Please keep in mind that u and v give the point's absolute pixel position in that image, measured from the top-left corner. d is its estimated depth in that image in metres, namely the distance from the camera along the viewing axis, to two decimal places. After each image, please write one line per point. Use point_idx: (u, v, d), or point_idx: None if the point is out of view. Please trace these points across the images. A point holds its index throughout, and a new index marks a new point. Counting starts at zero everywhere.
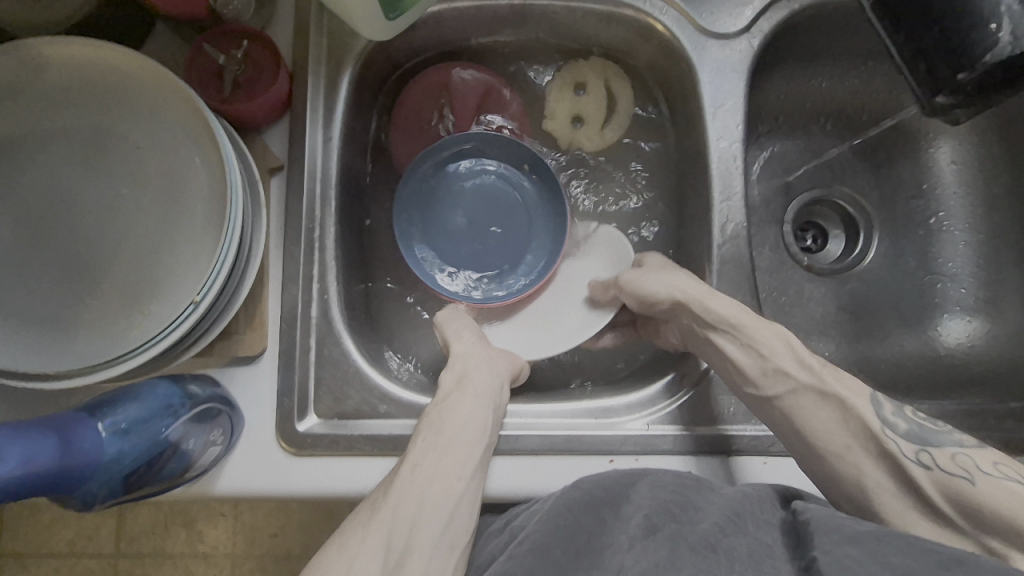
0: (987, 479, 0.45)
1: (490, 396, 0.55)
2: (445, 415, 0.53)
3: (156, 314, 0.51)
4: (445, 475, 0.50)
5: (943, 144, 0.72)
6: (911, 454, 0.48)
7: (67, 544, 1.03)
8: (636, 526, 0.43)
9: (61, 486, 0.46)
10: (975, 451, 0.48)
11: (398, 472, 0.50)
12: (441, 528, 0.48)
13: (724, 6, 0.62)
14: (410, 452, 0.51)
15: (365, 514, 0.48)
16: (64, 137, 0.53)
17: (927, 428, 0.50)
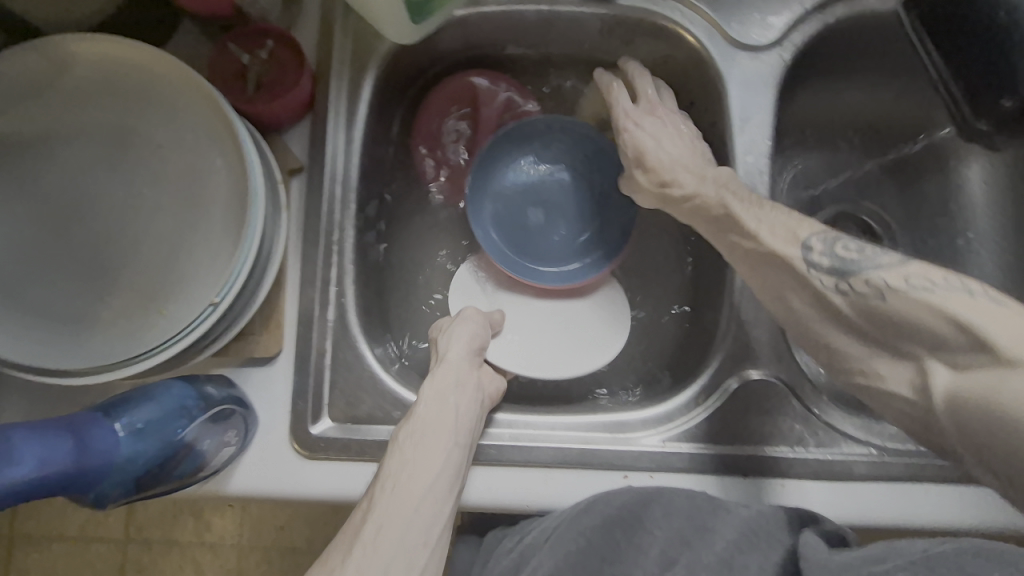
0: (896, 295, 0.45)
1: (467, 431, 0.53)
2: (423, 437, 0.51)
3: (174, 314, 0.51)
4: (415, 528, 0.48)
5: (975, 163, 0.70)
6: (842, 279, 0.47)
7: (77, 528, 1.04)
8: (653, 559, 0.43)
9: (76, 483, 0.49)
10: (891, 270, 0.46)
11: (364, 524, 0.47)
12: (412, 559, 0.47)
13: (756, 16, 0.61)
14: (375, 502, 0.48)
15: (343, 545, 0.47)
16: (88, 134, 0.53)
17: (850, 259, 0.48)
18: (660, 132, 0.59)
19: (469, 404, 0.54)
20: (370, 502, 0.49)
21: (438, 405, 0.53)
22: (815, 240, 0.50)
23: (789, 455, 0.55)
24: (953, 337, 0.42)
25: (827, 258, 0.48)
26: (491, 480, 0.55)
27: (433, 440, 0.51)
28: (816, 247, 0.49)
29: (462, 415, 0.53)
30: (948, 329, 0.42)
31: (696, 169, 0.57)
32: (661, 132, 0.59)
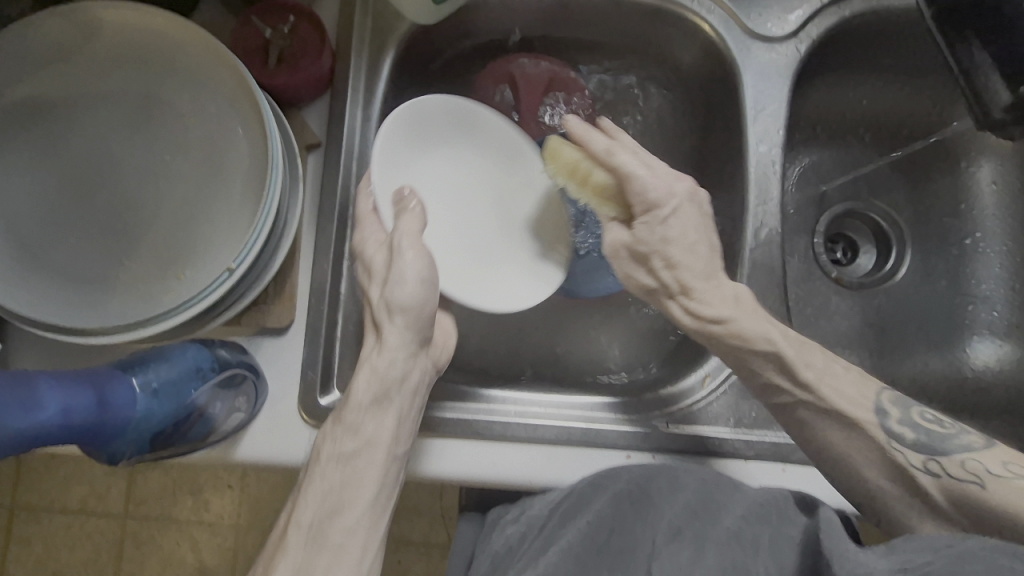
0: (998, 481, 0.46)
1: (404, 438, 0.52)
2: (363, 426, 0.50)
3: (191, 279, 0.52)
4: (341, 562, 0.48)
5: (985, 164, 0.70)
6: (926, 470, 0.49)
7: (79, 501, 1.05)
8: (660, 531, 0.43)
9: (95, 435, 0.51)
10: (986, 453, 0.48)
11: (282, 563, 0.47)
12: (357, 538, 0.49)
13: (773, 8, 0.62)
14: (291, 540, 0.48)
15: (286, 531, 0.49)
16: (113, 101, 0.54)
17: (935, 433, 0.50)
18: (682, 215, 0.53)
19: (403, 412, 0.52)
20: (288, 539, 0.48)
21: (370, 426, 0.50)
22: (887, 403, 0.52)
23: (789, 441, 0.56)
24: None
25: (907, 429, 0.50)
26: (495, 454, 0.56)
27: (359, 465, 0.50)
28: (889, 413, 0.51)
29: (399, 425, 0.51)
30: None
31: (727, 291, 0.54)
32: (688, 218, 0.54)
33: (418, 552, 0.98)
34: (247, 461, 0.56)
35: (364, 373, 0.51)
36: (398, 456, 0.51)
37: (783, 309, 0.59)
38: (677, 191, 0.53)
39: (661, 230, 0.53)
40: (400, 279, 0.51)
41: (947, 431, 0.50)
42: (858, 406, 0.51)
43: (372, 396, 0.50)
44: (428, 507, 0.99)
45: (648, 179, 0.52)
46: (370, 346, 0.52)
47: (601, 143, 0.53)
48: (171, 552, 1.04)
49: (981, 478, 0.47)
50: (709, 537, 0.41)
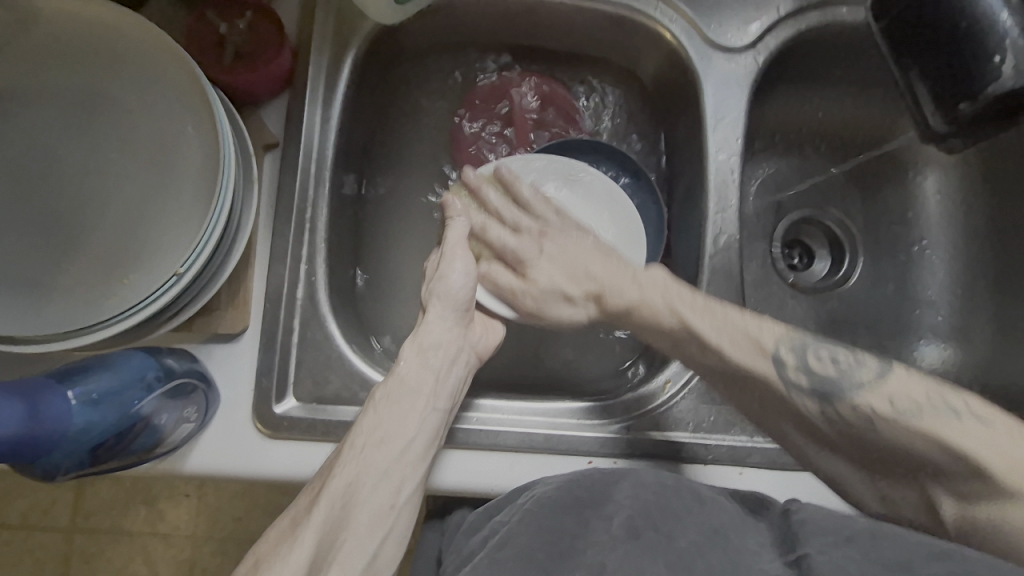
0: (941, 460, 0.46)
1: (449, 393, 0.54)
2: (407, 387, 0.53)
3: (136, 284, 0.49)
4: (382, 489, 0.50)
5: (930, 175, 0.74)
6: (823, 414, 0.50)
7: (20, 516, 0.99)
8: (618, 525, 0.42)
9: (24, 452, 0.46)
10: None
11: (330, 479, 0.49)
12: (391, 488, 0.50)
13: (733, 20, 0.63)
14: (341, 460, 0.50)
15: (322, 478, 0.49)
16: (52, 96, 0.51)
17: (831, 376, 0.50)
18: (555, 258, 0.59)
19: (449, 372, 0.55)
20: (340, 457, 0.50)
21: (420, 375, 0.53)
22: (784, 350, 0.51)
23: (747, 444, 0.57)
24: (950, 464, 0.42)
25: (803, 375, 0.50)
26: (457, 462, 0.55)
27: (410, 406, 0.52)
28: (786, 361, 0.51)
29: (442, 381, 0.54)
30: (946, 459, 0.43)
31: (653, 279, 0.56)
32: (567, 252, 0.59)
33: None
34: (198, 472, 0.53)
35: (417, 336, 0.55)
36: (442, 410, 0.53)
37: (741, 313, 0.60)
38: (544, 247, 0.60)
39: (557, 271, 0.58)
40: (448, 270, 0.57)
41: (843, 372, 0.50)
42: (753, 356, 0.51)
43: (416, 356, 0.54)
44: None
45: (515, 246, 0.60)
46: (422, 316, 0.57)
47: (474, 216, 0.61)
48: (122, 568, 0.99)
49: (876, 416, 0.47)
50: (661, 543, 0.41)
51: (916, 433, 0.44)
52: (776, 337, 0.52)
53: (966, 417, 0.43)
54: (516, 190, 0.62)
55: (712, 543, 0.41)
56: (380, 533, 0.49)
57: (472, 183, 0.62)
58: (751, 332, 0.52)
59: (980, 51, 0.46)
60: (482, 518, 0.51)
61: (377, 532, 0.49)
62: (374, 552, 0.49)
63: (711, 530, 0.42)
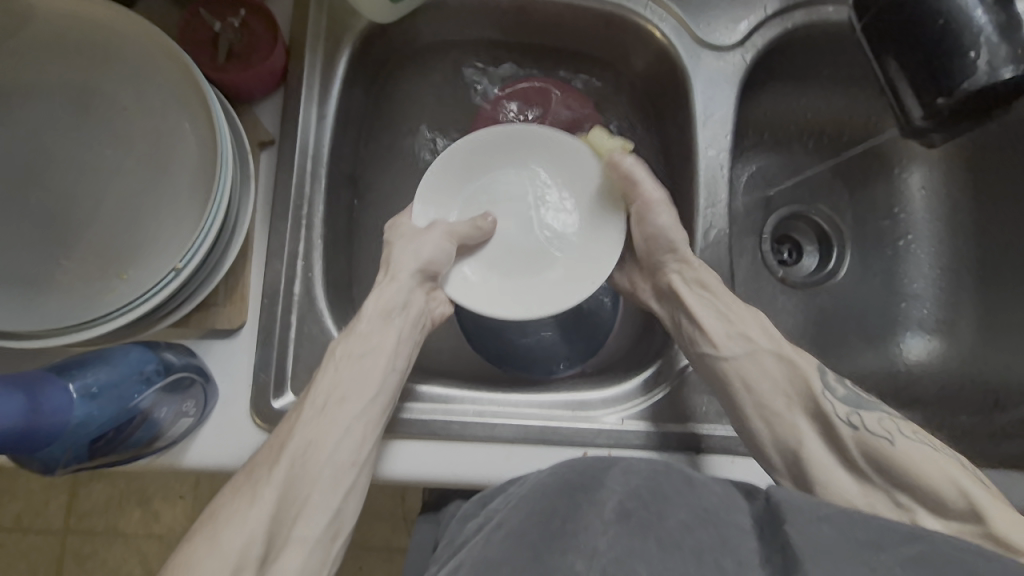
0: (904, 440, 0.50)
1: (407, 354, 0.56)
2: (362, 349, 0.54)
3: (133, 279, 0.50)
4: (342, 448, 0.51)
5: (915, 171, 0.75)
6: (847, 422, 0.52)
7: (13, 518, 0.99)
8: (608, 510, 0.43)
9: (22, 444, 0.47)
10: (905, 422, 0.52)
11: (289, 439, 0.50)
12: (350, 446, 0.51)
13: (720, 18, 0.65)
14: (301, 418, 0.51)
15: (278, 439, 0.50)
16: (47, 93, 0.51)
17: (858, 394, 0.54)
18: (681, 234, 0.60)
19: (406, 332, 0.56)
20: (298, 418, 0.51)
21: (376, 333, 0.55)
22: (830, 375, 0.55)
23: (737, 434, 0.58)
24: (952, 501, 0.47)
25: (841, 388, 0.54)
26: (453, 455, 0.56)
27: (368, 364, 0.53)
28: (829, 376, 0.55)
29: (402, 341, 0.56)
30: (952, 494, 0.47)
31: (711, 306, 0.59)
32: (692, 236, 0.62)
33: (381, 557, 0.97)
34: (196, 464, 0.54)
35: (376, 290, 0.56)
36: (400, 370, 0.55)
37: None
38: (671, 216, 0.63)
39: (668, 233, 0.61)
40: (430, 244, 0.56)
41: (868, 397, 0.54)
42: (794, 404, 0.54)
43: (377, 314, 0.55)
44: (390, 511, 0.97)
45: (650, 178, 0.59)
46: (379, 276, 0.57)
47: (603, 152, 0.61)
48: (117, 568, 0.99)
49: (891, 439, 0.51)
50: (651, 522, 0.42)
51: (910, 459, 0.49)
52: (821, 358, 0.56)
53: (942, 451, 0.50)
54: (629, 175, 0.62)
55: (702, 524, 0.43)
56: (341, 490, 0.50)
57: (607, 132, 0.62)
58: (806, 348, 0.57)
59: (956, 48, 0.47)
60: (477, 506, 0.52)
61: (339, 489, 0.50)
62: (337, 509, 0.50)
63: (701, 510, 0.44)
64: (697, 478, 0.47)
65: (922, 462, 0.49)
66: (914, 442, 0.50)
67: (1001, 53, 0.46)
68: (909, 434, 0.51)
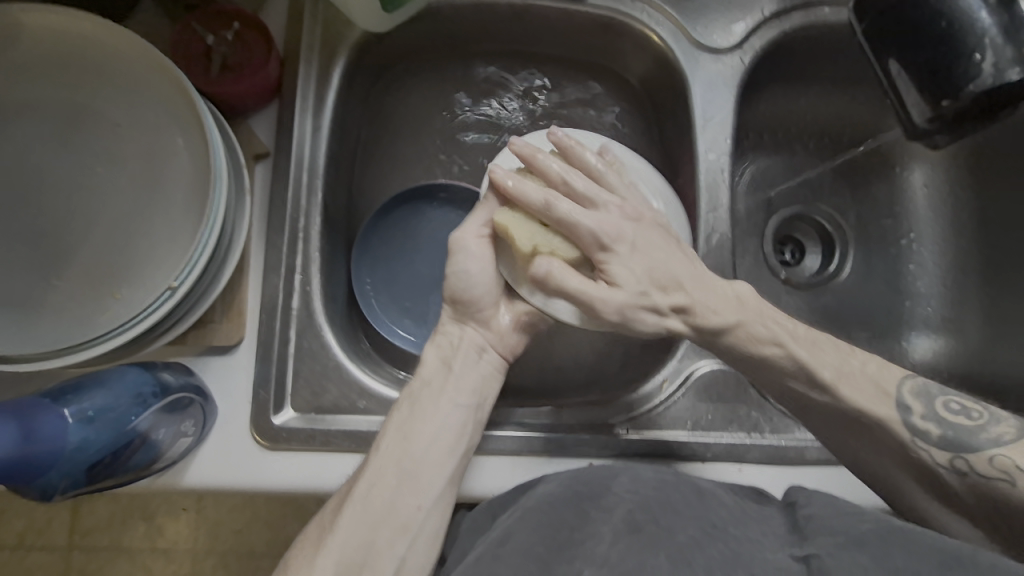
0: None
1: (472, 389, 0.53)
2: (427, 391, 0.52)
3: (129, 299, 0.49)
4: (409, 493, 0.49)
5: (917, 170, 0.75)
6: (951, 467, 0.49)
7: (16, 536, 0.98)
8: (619, 518, 0.43)
9: (19, 473, 0.46)
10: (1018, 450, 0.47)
11: (355, 484, 0.48)
12: (423, 488, 0.49)
13: (718, 20, 0.64)
14: (369, 462, 0.49)
15: (342, 493, 0.49)
16: (37, 112, 0.51)
17: (964, 428, 0.49)
18: (640, 247, 0.50)
19: (476, 372, 0.54)
20: (366, 462, 0.49)
21: (439, 376, 0.53)
22: (909, 394, 0.51)
23: (745, 441, 0.57)
24: None
25: (932, 425, 0.49)
26: None
27: (438, 405, 0.52)
28: (912, 407, 0.50)
29: (470, 380, 0.53)
30: None
31: (724, 296, 0.52)
32: (649, 246, 0.50)
33: None
34: (198, 483, 0.53)
35: (437, 340, 0.55)
36: (467, 409, 0.53)
37: None
38: (631, 230, 0.50)
39: (635, 265, 0.49)
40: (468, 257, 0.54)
41: (977, 424, 0.49)
42: (876, 402, 0.50)
43: (443, 355, 0.54)
44: None
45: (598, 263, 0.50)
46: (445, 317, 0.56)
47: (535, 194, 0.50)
48: None
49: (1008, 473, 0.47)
50: (662, 536, 0.41)
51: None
52: (899, 382, 0.51)
53: None
54: (576, 169, 0.54)
55: (712, 540, 0.41)
56: (407, 539, 0.48)
57: (561, 147, 0.53)
58: (874, 376, 0.51)
59: (961, 49, 0.47)
60: (484, 520, 0.51)
61: (405, 535, 0.48)
62: (403, 556, 0.48)
63: (709, 526, 0.42)
64: (706, 488, 0.47)
65: None
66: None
67: (1007, 55, 0.46)
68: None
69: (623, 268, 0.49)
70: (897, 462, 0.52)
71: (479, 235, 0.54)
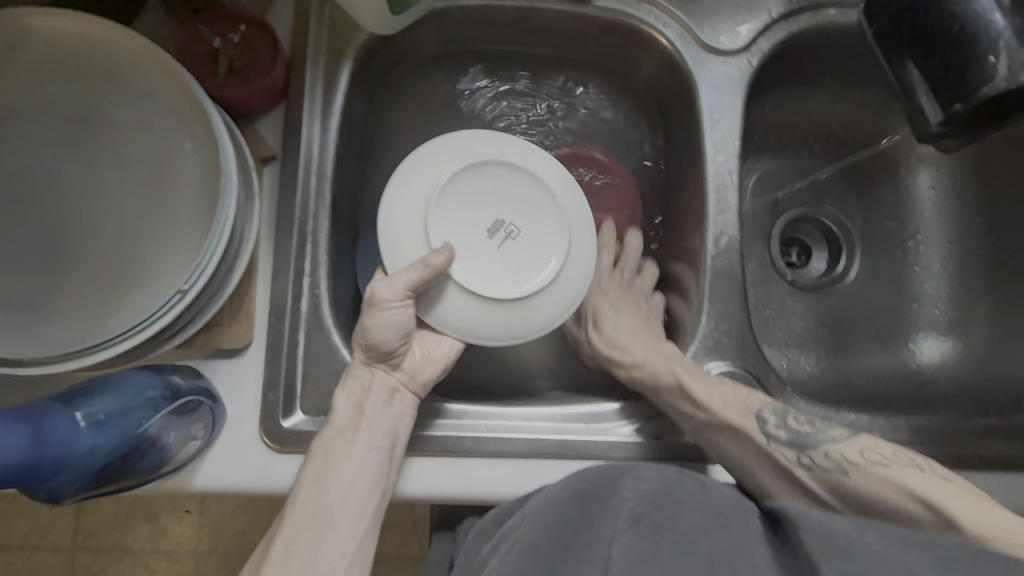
0: (859, 471, 0.49)
1: (387, 430, 0.53)
2: (334, 445, 0.52)
3: (138, 302, 0.49)
4: (328, 542, 0.51)
5: (924, 171, 0.75)
6: (802, 467, 0.52)
7: (21, 536, 0.98)
8: (623, 516, 0.42)
9: (28, 477, 0.46)
10: (848, 443, 0.51)
11: (274, 543, 0.50)
12: (343, 531, 0.51)
13: (725, 22, 0.64)
14: (284, 522, 0.50)
15: (262, 555, 0.50)
16: (47, 116, 0.51)
17: (802, 432, 0.53)
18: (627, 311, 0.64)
19: (385, 413, 0.54)
20: (280, 521, 0.51)
21: (351, 423, 0.53)
22: (766, 411, 0.54)
23: None
24: (924, 517, 0.46)
25: (784, 433, 0.53)
26: (464, 471, 0.55)
27: (351, 453, 0.52)
28: (768, 419, 0.54)
29: (384, 422, 0.54)
30: (924, 513, 0.46)
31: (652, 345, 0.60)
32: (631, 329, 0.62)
33: (390, 568, 0.97)
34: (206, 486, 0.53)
35: (347, 383, 0.54)
36: (383, 449, 0.53)
37: (743, 314, 0.60)
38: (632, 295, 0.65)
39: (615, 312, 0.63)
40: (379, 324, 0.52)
41: (814, 429, 0.53)
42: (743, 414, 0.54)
43: (351, 406, 0.53)
44: (400, 523, 0.97)
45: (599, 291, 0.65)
46: (355, 365, 0.55)
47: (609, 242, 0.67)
48: None
49: (847, 471, 0.50)
50: (666, 526, 0.41)
51: (886, 484, 0.48)
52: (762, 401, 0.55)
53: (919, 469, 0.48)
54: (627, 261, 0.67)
55: (715, 526, 0.42)
56: None
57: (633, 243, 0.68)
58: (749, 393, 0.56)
59: (974, 51, 0.46)
60: (492, 523, 0.51)
61: None
62: None
63: (713, 514, 0.43)
64: (709, 484, 0.47)
65: (882, 489, 0.48)
66: (867, 466, 0.49)
67: (1021, 57, 0.45)
68: (871, 457, 0.50)
69: (610, 313, 0.63)
70: (757, 461, 0.54)
71: (403, 300, 0.51)
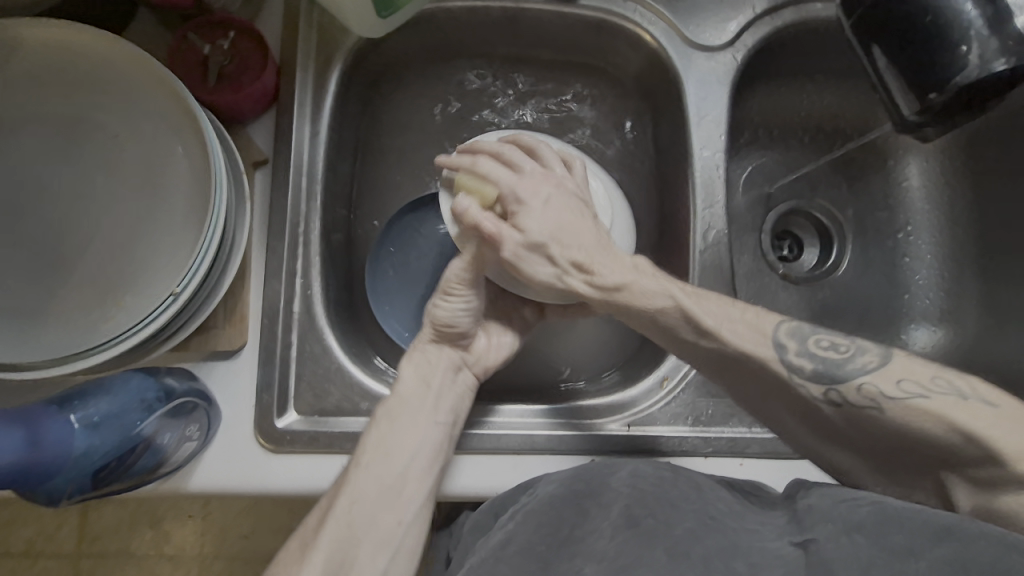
0: (895, 404, 0.44)
1: (450, 406, 0.54)
2: (403, 412, 0.52)
3: (132, 305, 0.49)
4: (388, 508, 0.49)
5: (912, 162, 0.75)
6: (828, 402, 0.47)
7: (26, 543, 0.99)
8: (615, 515, 0.43)
9: (27, 478, 0.47)
10: (880, 375, 0.46)
11: (336, 500, 0.49)
12: (405, 499, 0.50)
13: (709, 18, 0.64)
14: (348, 479, 0.49)
15: (319, 511, 0.49)
16: (40, 125, 0.52)
17: (830, 360, 0.48)
18: (549, 206, 0.51)
19: (450, 389, 0.54)
20: (344, 478, 0.50)
21: (418, 393, 0.53)
22: (784, 335, 0.49)
23: (746, 435, 0.57)
24: (962, 447, 0.42)
25: (806, 360, 0.48)
26: (460, 468, 0.56)
27: (420, 421, 0.52)
28: (786, 345, 0.48)
29: (448, 398, 0.54)
30: (955, 440, 0.42)
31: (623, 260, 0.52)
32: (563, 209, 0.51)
33: None
34: (201, 487, 0.54)
35: (414, 357, 0.55)
36: (443, 424, 0.53)
37: None
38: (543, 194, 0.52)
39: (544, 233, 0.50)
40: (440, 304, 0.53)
41: (844, 357, 0.48)
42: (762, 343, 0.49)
43: (417, 380, 0.53)
44: None
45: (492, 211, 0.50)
46: (424, 338, 0.56)
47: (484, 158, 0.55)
48: None
49: (877, 401, 0.45)
50: (660, 532, 0.41)
51: (921, 415, 0.43)
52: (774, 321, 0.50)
53: (972, 397, 0.43)
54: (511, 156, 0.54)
55: (709, 531, 0.41)
56: (388, 552, 0.49)
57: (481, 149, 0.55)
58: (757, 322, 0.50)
59: (947, 41, 0.47)
60: (486, 519, 0.51)
61: (386, 550, 0.49)
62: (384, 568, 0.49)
63: (707, 520, 0.42)
64: (704, 485, 0.46)
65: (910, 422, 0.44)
66: (906, 397, 0.44)
67: (993, 46, 0.46)
68: (932, 385, 0.44)
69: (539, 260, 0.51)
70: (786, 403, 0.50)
71: None
